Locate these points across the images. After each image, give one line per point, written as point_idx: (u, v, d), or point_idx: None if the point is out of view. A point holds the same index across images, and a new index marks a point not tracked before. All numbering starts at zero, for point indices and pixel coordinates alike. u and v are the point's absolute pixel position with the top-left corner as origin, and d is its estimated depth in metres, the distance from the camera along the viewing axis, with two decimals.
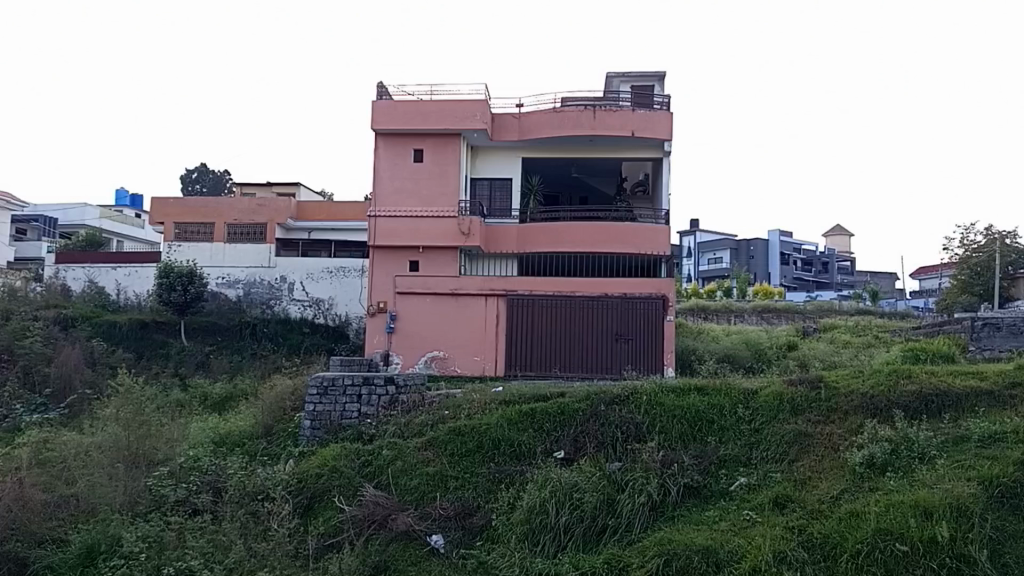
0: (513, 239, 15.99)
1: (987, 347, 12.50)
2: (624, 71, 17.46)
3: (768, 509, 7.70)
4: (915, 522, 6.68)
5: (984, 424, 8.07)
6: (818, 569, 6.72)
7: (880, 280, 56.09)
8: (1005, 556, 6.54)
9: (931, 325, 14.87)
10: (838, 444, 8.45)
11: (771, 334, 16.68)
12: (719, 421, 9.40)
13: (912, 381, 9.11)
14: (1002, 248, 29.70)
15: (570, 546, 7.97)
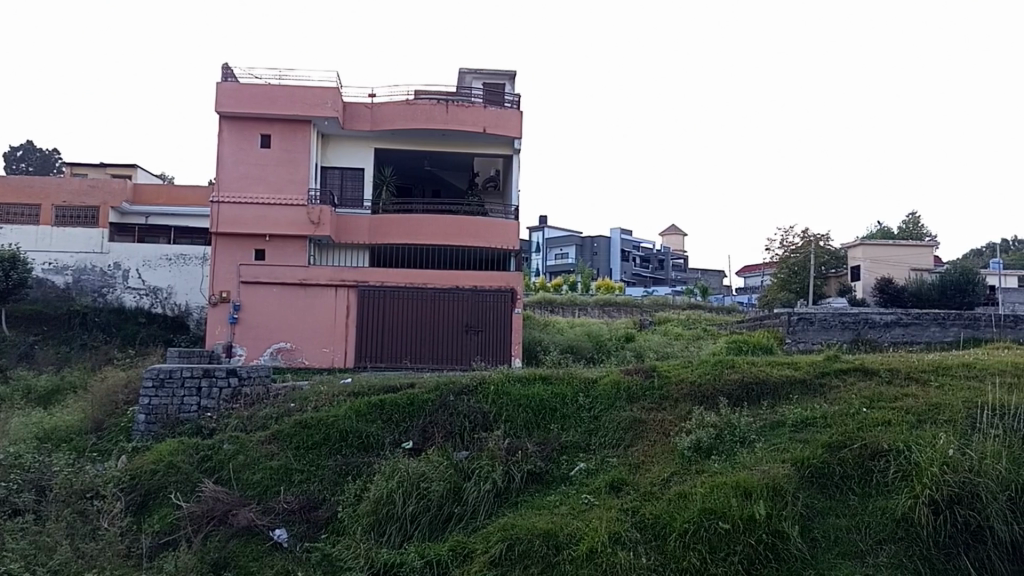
0: (364, 230, 15.82)
1: (801, 340, 13.77)
2: (476, 68, 17.72)
3: (605, 492, 8.19)
4: (737, 502, 7.25)
5: (798, 410, 8.82)
6: (649, 546, 7.22)
7: (710, 278, 60.28)
8: (814, 531, 7.16)
9: (753, 320, 16.21)
10: (668, 429, 9.06)
11: (612, 327, 17.47)
12: (561, 409, 9.87)
13: (734, 371, 9.94)
14: (816, 251, 32.96)
15: (416, 535, 8.11)
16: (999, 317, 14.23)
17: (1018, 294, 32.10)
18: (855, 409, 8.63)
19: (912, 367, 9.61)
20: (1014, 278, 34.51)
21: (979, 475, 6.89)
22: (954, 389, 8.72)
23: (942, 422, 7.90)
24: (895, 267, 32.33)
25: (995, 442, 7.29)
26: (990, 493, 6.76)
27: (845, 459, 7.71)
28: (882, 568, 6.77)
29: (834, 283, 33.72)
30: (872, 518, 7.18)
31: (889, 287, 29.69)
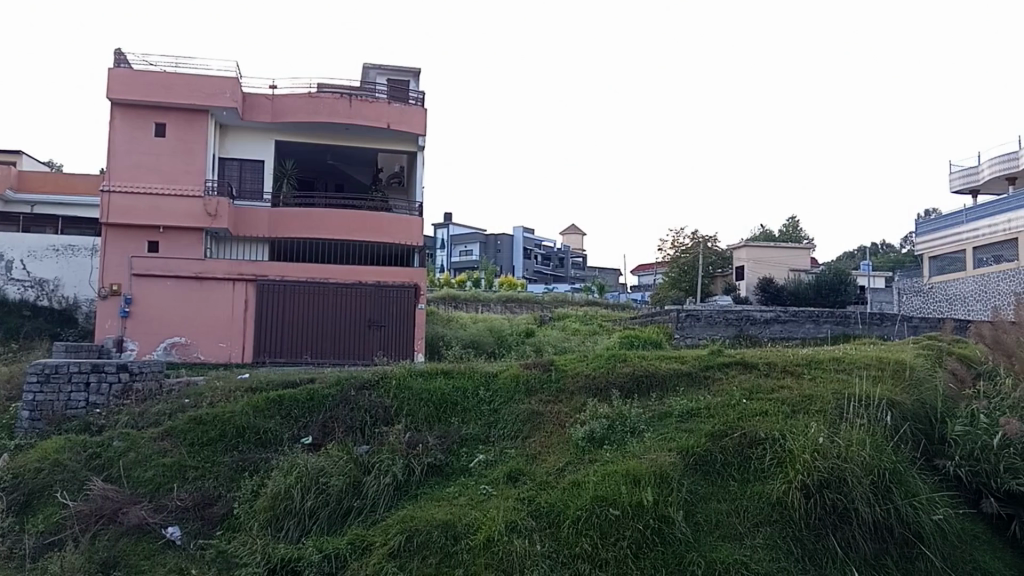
0: (264, 223, 15.52)
1: (689, 335, 14.52)
2: (380, 64, 17.67)
3: (502, 482, 8.44)
4: (626, 489, 7.65)
5: (684, 402, 9.33)
6: (543, 534, 7.49)
7: (608, 275, 61.94)
8: (697, 515, 7.57)
9: (646, 316, 16.86)
10: (564, 420, 9.41)
11: (514, 322, 17.84)
12: (462, 402, 10.06)
13: (626, 364, 10.41)
14: (705, 252, 34.66)
15: (314, 529, 8.12)
16: (867, 315, 15.32)
17: (886, 294, 34.61)
18: (736, 400, 9.21)
19: (787, 361, 10.31)
20: (883, 278, 37.13)
21: (846, 461, 7.43)
22: (824, 380, 9.46)
23: (813, 412, 8.54)
24: (775, 267, 34.41)
25: (860, 429, 7.92)
26: (856, 478, 7.28)
27: (726, 448, 8.22)
28: (759, 548, 7.16)
29: (719, 283, 35.55)
30: (751, 502, 7.62)
31: (769, 286, 31.34)
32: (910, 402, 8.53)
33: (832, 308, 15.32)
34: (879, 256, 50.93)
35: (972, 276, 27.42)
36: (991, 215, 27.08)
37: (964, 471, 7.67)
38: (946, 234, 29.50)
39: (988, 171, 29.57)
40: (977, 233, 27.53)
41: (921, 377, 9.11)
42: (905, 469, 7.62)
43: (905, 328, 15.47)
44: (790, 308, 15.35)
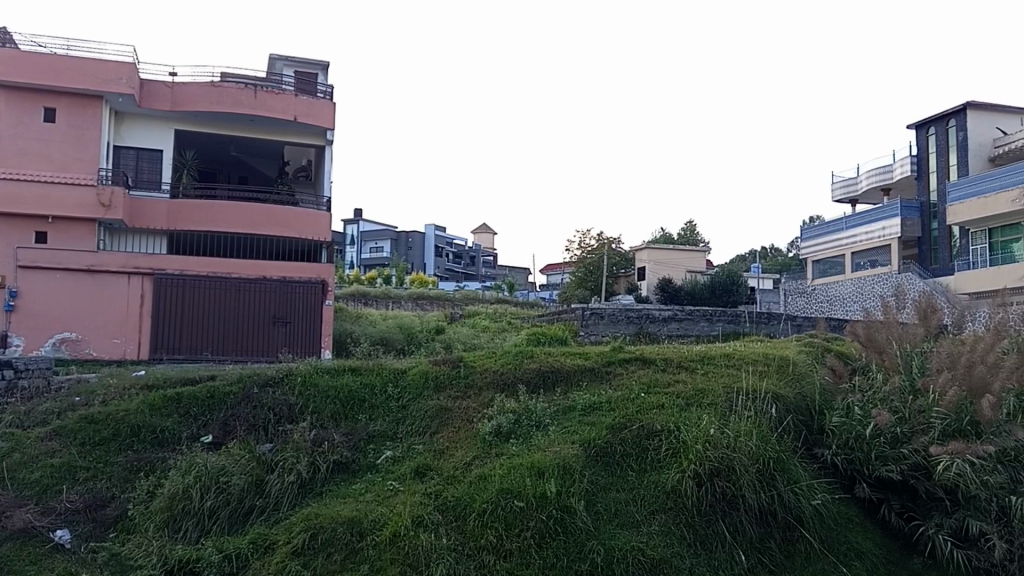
0: (162, 214, 14.97)
1: (592, 332, 14.92)
2: (287, 56, 17.34)
3: (409, 477, 8.49)
4: (531, 481, 7.86)
5: (588, 396, 9.62)
6: (449, 527, 7.58)
7: (516, 274, 62.61)
8: (597, 505, 7.83)
9: (552, 313, 17.25)
10: (471, 416, 9.55)
11: (422, 319, 17.86)
12: (370, 399, 10.05)
13: (533, 360, 10.65)
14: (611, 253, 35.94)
15: (214, 530, 7.96)
16: (756, 314, 16.15)
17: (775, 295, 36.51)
18: (635, 394, 9.59)
19: (684, 357, 10.79)
20: (772, 280, 39.13)
21: (734, 451, 7.89)
22: (716, 375, 9.96)
23: (705, 405, 8.99)
24: (674, 269, 35.78)
25: (749, 421, 8.40)
26: (743, 466, 7.74)
27: (625, 439, 8.56)
28: (654, 535, 7.50)
29: (622, 283, 36.37)
30: (647, 491, 7.96)
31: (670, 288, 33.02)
32: (794, 395, 9.10)
33: (724, 308, 16.06)
34: (770, 259, 53.54)
35: (851, 281, 29.18)
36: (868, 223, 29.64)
37: (840, 459, 8.25)
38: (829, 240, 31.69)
39: (866, 181, 31.63)
40: (855, 238, 30.14)
41: (804, 372, 9.72)
42: (788, 458, 8.14)
43: (789, 327, 16.42)
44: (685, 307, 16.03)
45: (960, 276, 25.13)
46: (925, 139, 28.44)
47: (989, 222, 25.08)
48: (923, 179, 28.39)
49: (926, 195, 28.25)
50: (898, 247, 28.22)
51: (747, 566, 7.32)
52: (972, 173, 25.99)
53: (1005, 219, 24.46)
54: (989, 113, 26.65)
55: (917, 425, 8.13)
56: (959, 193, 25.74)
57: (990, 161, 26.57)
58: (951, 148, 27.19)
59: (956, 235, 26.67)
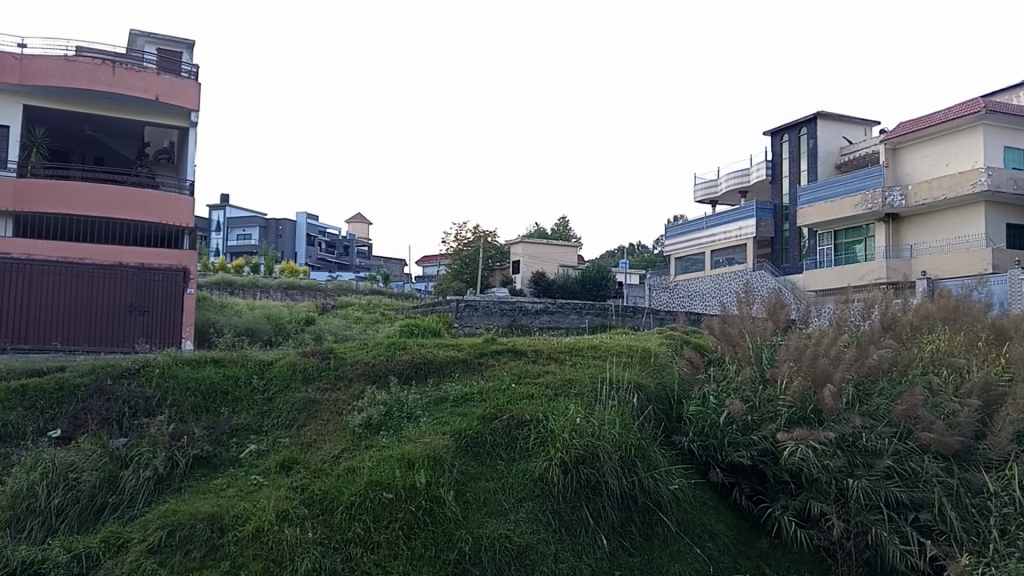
0: (8, 195, 13.94)
1: (467, 324, 15.05)
2: (149, 32, 16.46)
3: (274, 471, 8.30)
4: (400, 473, 7.85)
5: (459, 387, 9.70)
6: (316, 521, 7.46)
7: (391, 265, 62.17)
8: (466, 494, 7.88)
9: (427, 305, 17.25)
10: (341, 408, 9.43)
11: (293, 310, 17.41)
12: (233, 392, 9.75)
13: (405, 352, 10.64)
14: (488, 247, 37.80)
15: (62, 529, 7.56)
16: (622, 308, 16.73)
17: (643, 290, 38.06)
18: (506, 384, 9.77)
19: (553, 348, 11.05)
20: (638, 275, 40.76)
21: (599, 439, 8.16)
22: (583, 366, 10.28)
23: (572, 395, 9.26)
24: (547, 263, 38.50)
25: (612, 410, 8.72)
26: (607, 453, 8.03)
27: (495, 429, 8.70)
28: (521, 522, 7.62)
29: (498, 275, 39.28)
30: (515, 479, 8.08)
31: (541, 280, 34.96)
32: (654, 385, 9.51)
33: (593, 302, 16.54)
34: (637, 255, 55.76)
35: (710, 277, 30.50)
36: (727, 223, 31.40)
37: (695, 445, 8.71)
38: (691, 238, 33.45)
39: (726, 183, 33.38)
40: (715, 237, 31.87)
41: (664, 363, 10.17)
42: (648, 445, 8.49)
43: (651, 320, 17.15)
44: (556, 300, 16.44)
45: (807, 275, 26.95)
46: (780, 145, 30.28)
47: (834, 224, 27.10)
48: (777, 183, 30.30)
49: (781, 199, 30.12)
50: (753, 247, 30.24)
51: (609, 549, 7.62)
52: (820, 179, 27.95)
53: (851, 223, 26.50)
54: (837, 123, 28.67)
55: (766, 413, 8.66)
56: (809, 198, 27.60)
57: (837, 168, 28.56)
58: (802, 156, 29.11)
59: (806, 237, 28.65)
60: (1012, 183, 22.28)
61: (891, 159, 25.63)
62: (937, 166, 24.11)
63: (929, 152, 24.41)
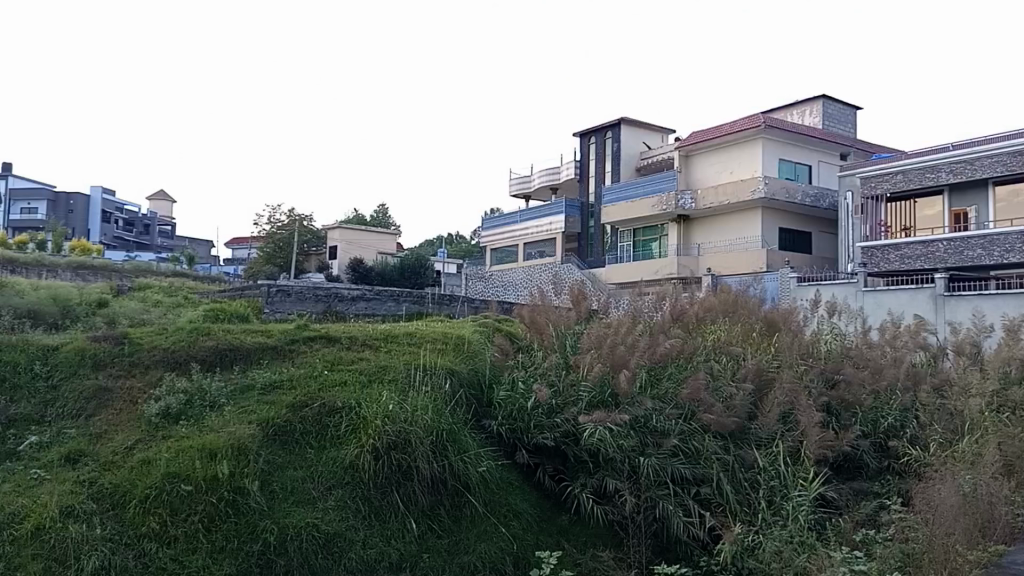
0: None
1: (278, 309, 14.68)
2: None
3: (57, 465, 7.72)
4: (200, 464, 7.56)
5: (267, 374, 9.50)
6: (105, 516, 7.05)
7: (199, 246, 58.74)
8: (273, 484, 7.75)
9: (234, 289, 16.53)
10: (136, 396, 8.91)
11: (82, 291, 16.04)
12: (11, 379, 8.99)
13: (209, 338, 10.24)
14: (301, 230, 37.52)
15: None
16: (438, 296, 17.02)
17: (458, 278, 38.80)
18: (317, 371, 9.69)
19: (367, 336, 11.07)
20: (457, 264, 41.38)
21: (411, 424, 8.27)
22: (398, 353, 10.39)
23: (386, 381, 9.36)
24: (364, 250, 38.90)
25: (425, 396, 8.87)
26: (419, 438, 8.15)
27: (306, 417, 8.60)
28: (329, 510, 7.62)
29: (313, 260, 39.10)
30: (324, 467, 8.03)
31: (359, 266, 34.99)
32: (467, 371, 9.81)
33: (410, 290, 16.65)
34: (456, 245, 56.43)
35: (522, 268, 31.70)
36: (539, 216, 32.73)
37: (504, 429, 9.10)
38: (505, 230, 34.51)
39: (539, 180, 34.70)
40: (526, 230, 33.23)
41: (477, 350, 10.51)
42: (459, 430, 8.72)
43: (466, 308, 17.59)
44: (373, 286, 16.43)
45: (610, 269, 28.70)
46: (588, 146, 31.89)
47: (635, 223, 29.03)
48: (585, 182, 31.94)
49: (587, 197, 31.76)
50: (562, 241, 31.75)
51: (417, 533, 7.81)
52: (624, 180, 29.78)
53: (648, 221, 28.53)
54: (640, 129, 30.67)
55: (569, 397, 9.23)
56: (612, 197, 29.29)
57: (637, 171, 30.57)
58: (607, 157, 30.86)
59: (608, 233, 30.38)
60: (785, 192, 24.94)
61: (684, 165, 27.86)
62: (723, 174, 26.55)
63: (720, 160, 26.74)
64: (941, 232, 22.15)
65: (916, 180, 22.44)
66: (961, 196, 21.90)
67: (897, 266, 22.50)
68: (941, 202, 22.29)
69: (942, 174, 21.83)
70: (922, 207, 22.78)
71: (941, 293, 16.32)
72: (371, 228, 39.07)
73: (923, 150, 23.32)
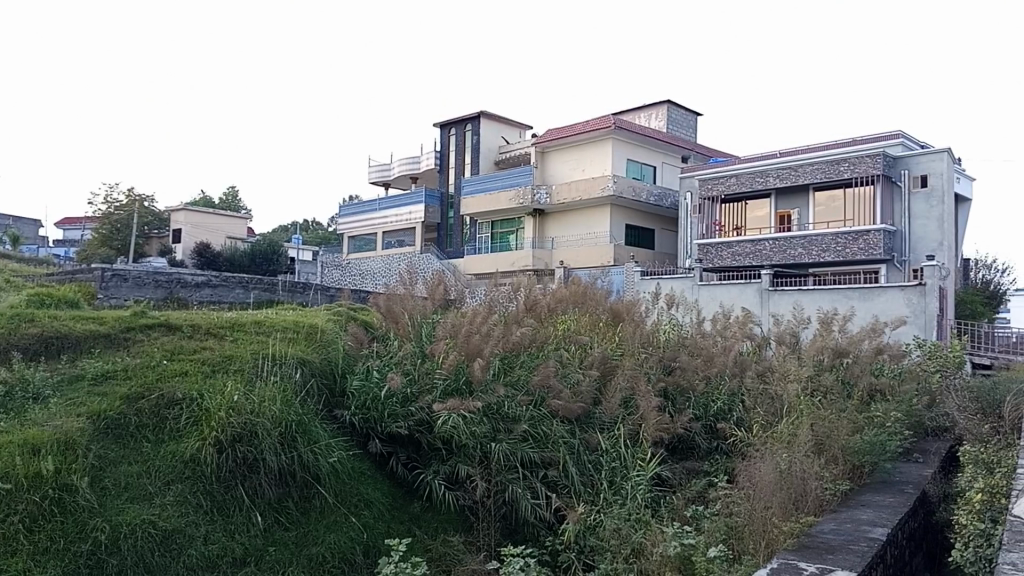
0: None
1: (113, 296, 13.67)
2: None
3: None
4: (21, 460, 7.01)
5: (98, 364, 8.95)
6: None
7: (23, 227, 53.92)
8: (105, 480, 7.33)
9: (65, 272, 15.27)
10: None
11: None
12: None
13: (33, 325, 9.53)
14: (141, 211, 35.62)
15: None
16: (290, 283, 16.76)
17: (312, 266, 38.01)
18: (155, 361, 9.22)
19: (212, 324, 10.64)
20: (311, 252, 40.47)
21: (258, 416, 8.03)
22: (245, 341, 10.07)
23: (231, 371, 9.06)
24: (212, 233, 37.79)
25: (274, 386, 8.65)
26: (266, 430, 7.94)
27: (141, 409, 8.19)
28: (168, 506, 7.30)
29: (154, 244, 37.33)
30: (162, 461, 7.68)
31: (205, 253, 33.59)
32: (319, 360, 9.66)
33: (259, 277, 16.29)
34: (309, 231, 55.07)
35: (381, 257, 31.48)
36: (396, 206, 32.54)
37: (357, 418, 9.06)
38: (362, 218, 34.07)
39: (397, 169, 34.47)
40: (385, 218, 32.91)
41: (330, 338, 10.36)
42: (309, 420, 8.56)
43: (319, 297, 17.32)
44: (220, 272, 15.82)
45: (467, 259, 29.10)
46: (447, 138, 32.01)
47: (491, 215, 29.56)
48: (444, 173, 32.04)
49: (447, 187, 31.89)
50: (421, 231, 31.77)
51: (263, 526, 7.64)
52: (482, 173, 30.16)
53: (504, 214, 29.14)
54: (497, 124, 31.12)
55: (424, 385, 9.32)
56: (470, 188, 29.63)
57: (495, 165, 31.05)
58: (466, 150, 31.12)
59: (467, 224, 30.68)
60: (631, 191, 26.13)
61: (539, 160, 28.59)
62: (575, 170, 27.49)
63: (571, 158, 27.68)
64: (768, 231, 24.05)
65: (747, 183, 24.21)
66: (786, 200, 23.83)
67: (729, 262, 24.62)
68: (769, 204, 24.12)
69: (770, 178, 23.59)
70: (752, 208, 24.58)
71: (767, 288, 17.73)
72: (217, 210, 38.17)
73: (754, 155, 25.14)
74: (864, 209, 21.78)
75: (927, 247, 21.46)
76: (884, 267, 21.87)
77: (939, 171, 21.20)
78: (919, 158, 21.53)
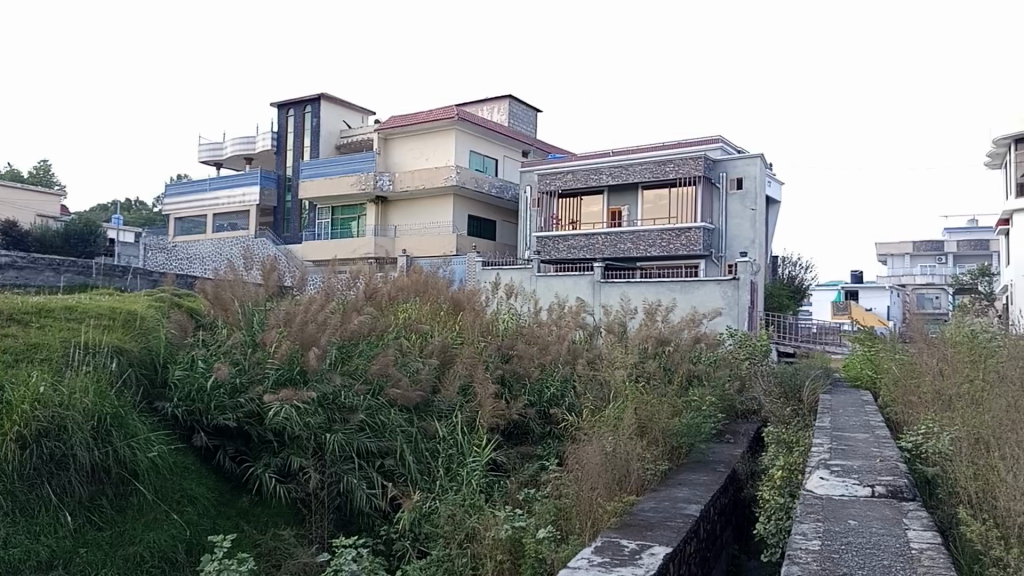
0: None
1: None
2: None
3: None
4: None
5: None
6: None
7: None
8: None
9: None
10: None
11: None
12: None
13: None
14: None
15: None
16: (107, 266, 15.70)
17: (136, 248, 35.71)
18: None
19: (14, 309, 9.78)
20: (135, 233, 38.04)
21: (68, 409, 7.43)
22: (53, 328, 9.34)
23: (37, 361, 8.38)
24: (16, 211, 34.81)
25: (85, 376, 8.05)
26: (76, 425, 7.36)
27: None
28: None
29: None
30: None
31: (11, 230, 31.25)
32: (138, 350, 9.13)
33: (72, 258, 15.17)
34: (132, 211, 51.67)
35: (211, 240, 30.14)
36: (230, 188, 31.08)
37: (180, 411, 8.65)
38: (191, 199, 32.27)
39: (230, 148, 32.89)
40: (217, 200, 31.37)
41: (150, 326, 9.83)
42: (126, 413, 8.02)
43: (140, 281, 16.38)
44: (26, 253, 14.55)
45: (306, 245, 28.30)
46: (286, 119, 30.92)
47: (331, 201, 28.97)
48: (281, 154, 30.88)
49: (284, 169, 30.81)
50: (257, 215, 30.59)
51: (72, 527, 7.14)
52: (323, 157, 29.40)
53: (345, 200, 28.60)
54: (337, 107, 30.43)
55: (255, 375, 9.02)
56: (310, 172, 28.79)
57: (337, 149, 30.39)
58: (306, 132, 30.20)
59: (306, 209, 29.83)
60: (474, 182, 26.41)
61: (382, 147, 28.22)
62: (419, 159, 27.40)
63: (415, 146, 27.56)
64: (601, 226, 25.09)
65: (582, 179, 25.12)
66: (617, 197, 24.96)
67: (565, 254, 25.45)
68: (602, 200, 25.17)
69: (604, 175, 24.65)
70: (587, 203, 25.51)
71: (598, 280, 18.50)
72: (24, 184, 35.19)
73: (589, 153, 26.15)
74: (688, 207, 23.17)
75: (742, 244, 23.13)
76: (705, 262, 23.34)
77: (753, 175, 22.92)
78: (735, 161, 23.13)
